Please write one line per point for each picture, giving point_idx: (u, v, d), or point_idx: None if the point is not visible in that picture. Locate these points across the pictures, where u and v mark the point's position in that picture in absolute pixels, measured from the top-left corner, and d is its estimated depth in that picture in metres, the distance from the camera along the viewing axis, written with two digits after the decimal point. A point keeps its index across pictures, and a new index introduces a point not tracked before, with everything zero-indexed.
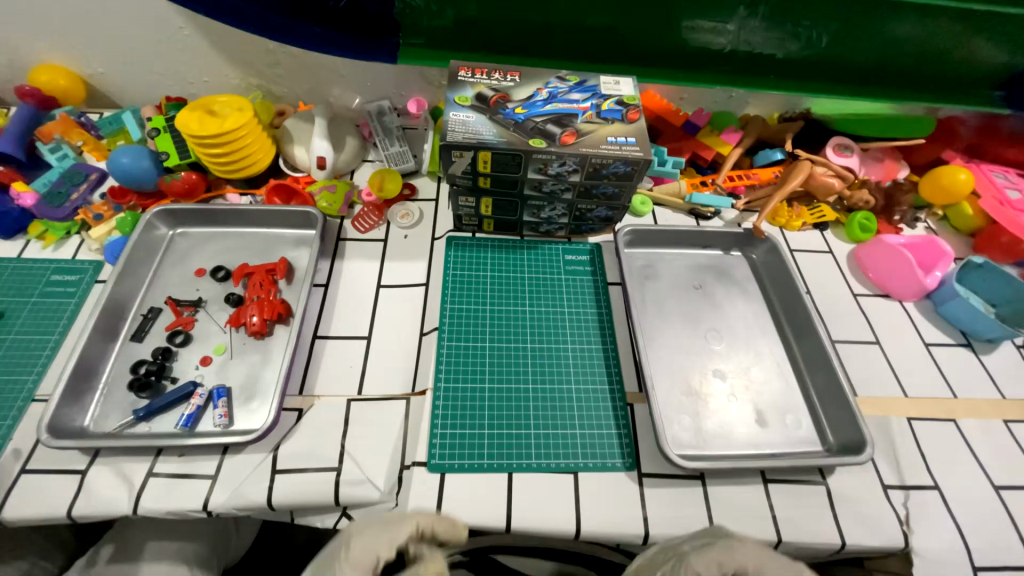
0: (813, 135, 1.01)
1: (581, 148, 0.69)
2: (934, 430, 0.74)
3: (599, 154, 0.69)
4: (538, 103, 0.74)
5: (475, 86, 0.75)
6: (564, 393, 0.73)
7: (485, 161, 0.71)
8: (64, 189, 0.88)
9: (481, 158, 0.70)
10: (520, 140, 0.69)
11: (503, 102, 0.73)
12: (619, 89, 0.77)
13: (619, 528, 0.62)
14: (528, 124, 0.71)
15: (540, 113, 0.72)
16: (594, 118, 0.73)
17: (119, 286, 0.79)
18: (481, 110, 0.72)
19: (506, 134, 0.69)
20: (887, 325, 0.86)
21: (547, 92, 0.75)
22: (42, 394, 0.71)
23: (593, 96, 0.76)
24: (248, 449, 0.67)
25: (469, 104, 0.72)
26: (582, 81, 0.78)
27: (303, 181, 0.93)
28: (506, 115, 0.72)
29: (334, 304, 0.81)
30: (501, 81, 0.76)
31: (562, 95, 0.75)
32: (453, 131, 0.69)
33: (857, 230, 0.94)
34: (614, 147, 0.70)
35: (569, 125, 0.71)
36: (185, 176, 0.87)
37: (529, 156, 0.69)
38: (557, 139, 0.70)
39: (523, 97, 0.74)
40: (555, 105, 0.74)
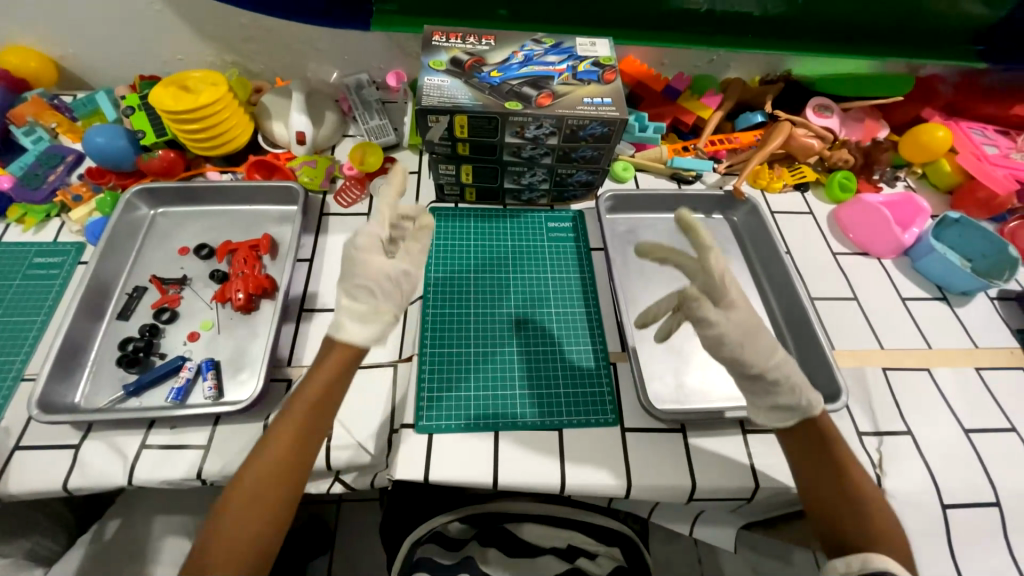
0: (794, 96, 1.01)
1: (557, 109, 0.69)
2: (909, 380, 0.77)
3: (575, 114, 0.69)
4: (513, 66, 0.73)
5: (450, 51, 0.74)
6: (548, 353, 0.74)
7: (462, 126, 0.71)
8: (40, 171, 0.87)
9: (458, 122, 0.70)
10: (495, 103, 0.69)
11: (478, 66, 0.73)
12: (596, 50, 0.77)
13: (602, 481, 0.64)
14: (504, 87, 0.71)
15: (516, 76, 0.72)
16: (570, 80, 0.73)
17: (101, 266, 0.79)
18: (456, 75, 0.71)
19: (482, 98, 0.69)
20: (866, 282, 0.87)
21: (523, 55, 0.75)
22: (31, 373, 0.72)
23: (569, 58, 0.76)
24: (239, 419, 0.69)
25: (444, 68, 0.72)
26: (558, 43, 0.77)
27: (283, 157, 0.92)
28: (482, 78, 0.71)
29: (319, 277, 0.82)
30: (475, 45, 0.76)
31: (538, 58, 0.75)
32: (428, 95, 0.69)
33: (837, 190, 0.95)
34: (590, 107, 0.70)
35: (545, 87, 0.71)
36: (163, 154, 0.86)
37: (506, 118, 0.69)
38: (533, 101, 0.70)
39: (499, 61, 0.74)
40: (531, 68, 0.73)
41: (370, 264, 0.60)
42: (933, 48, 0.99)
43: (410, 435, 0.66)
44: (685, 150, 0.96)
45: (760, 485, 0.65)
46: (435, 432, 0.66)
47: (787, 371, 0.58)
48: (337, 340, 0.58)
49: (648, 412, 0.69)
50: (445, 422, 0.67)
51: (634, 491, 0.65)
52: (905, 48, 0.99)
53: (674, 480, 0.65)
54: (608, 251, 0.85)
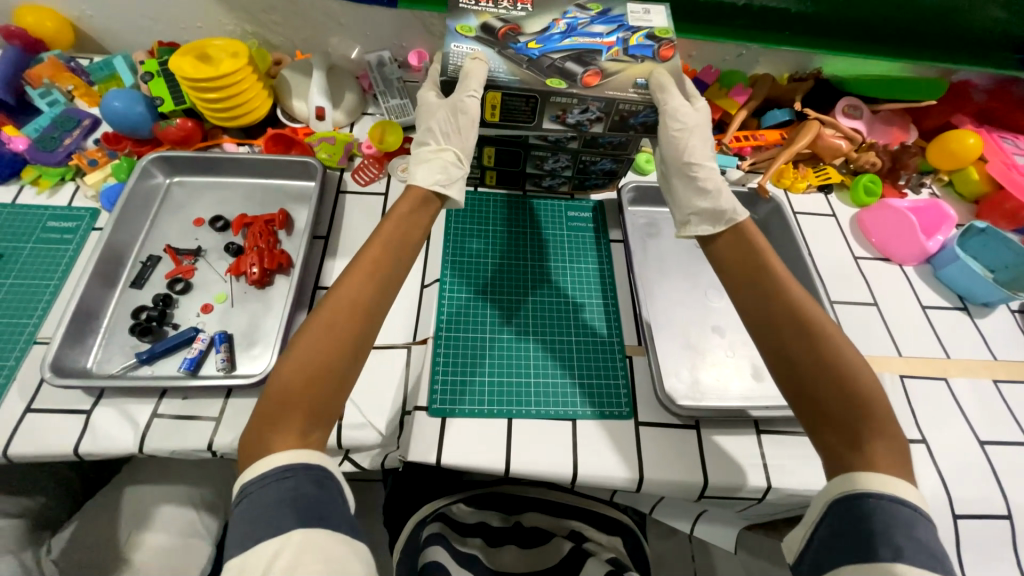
0: (822, 95, 0.99)
1: (606, 91, 0.67)
2: (925, 388, 0.76)
3: (626, 98, 0.67)
4: (554, 37, 0.70)
5: (480, 15, 0.71)
6: (563, 343, 0.74)
7: (493, 104, 0.69)
8: (56, 134, 0.86)
9: (490, 99, 0.68)
10: (536, 80, 0.67)
11: (514, 34, 0.70)
12: (650, 19, 0.74)
13: (613, 474, 0.64)
14: (544, 61, 0.68)
15: (557, 49, 0.69)
16: (620, 56, 0.70)
17: (116, 233, 0.78)
18: (488, 43, 0.69)
19: (520, 72, 0.67)
20: (887, 288, 0.86)
21: (565, 24, 0.72)
22: (44, 336, 0.71)
23: (619, 28, 0.72)
24: (252, 392, 0.69)
25: (473, 35, 0.70)
26: (605, 11, 0.74)
27: (301, 132, 0.91)
28: (518, 50, 0.69)
29: (334, 256, 0.81)
30: (510, 11, 0.72)
31: (582, 28, 0.72)
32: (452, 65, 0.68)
33: (862, 194, 0.93)
34: (643, 91, 0.68)
35: (591, 64, 0.68)
36: (181, 123, 0.85)
37: (546, 98, 0.67)
38: (577, 80, 0.67)
39: (536, 30, 0.71)
40: (572, 39, 0.70)
41: (434, 113, 0.69)
42: (976, 55, 0.95)
43: (423, 418, 0.65)
44: None
45: (772, 485, 0.65)
46: (448, 416, 0.66)
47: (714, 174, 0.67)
48: (410, 186, 0.65)
49: (662, 406, 0.69)
50: (458, 406, 0.66)
51: (646, 485, 0.64)
52: (945, 52, 0.95)
53: (686, 476, 0.64)
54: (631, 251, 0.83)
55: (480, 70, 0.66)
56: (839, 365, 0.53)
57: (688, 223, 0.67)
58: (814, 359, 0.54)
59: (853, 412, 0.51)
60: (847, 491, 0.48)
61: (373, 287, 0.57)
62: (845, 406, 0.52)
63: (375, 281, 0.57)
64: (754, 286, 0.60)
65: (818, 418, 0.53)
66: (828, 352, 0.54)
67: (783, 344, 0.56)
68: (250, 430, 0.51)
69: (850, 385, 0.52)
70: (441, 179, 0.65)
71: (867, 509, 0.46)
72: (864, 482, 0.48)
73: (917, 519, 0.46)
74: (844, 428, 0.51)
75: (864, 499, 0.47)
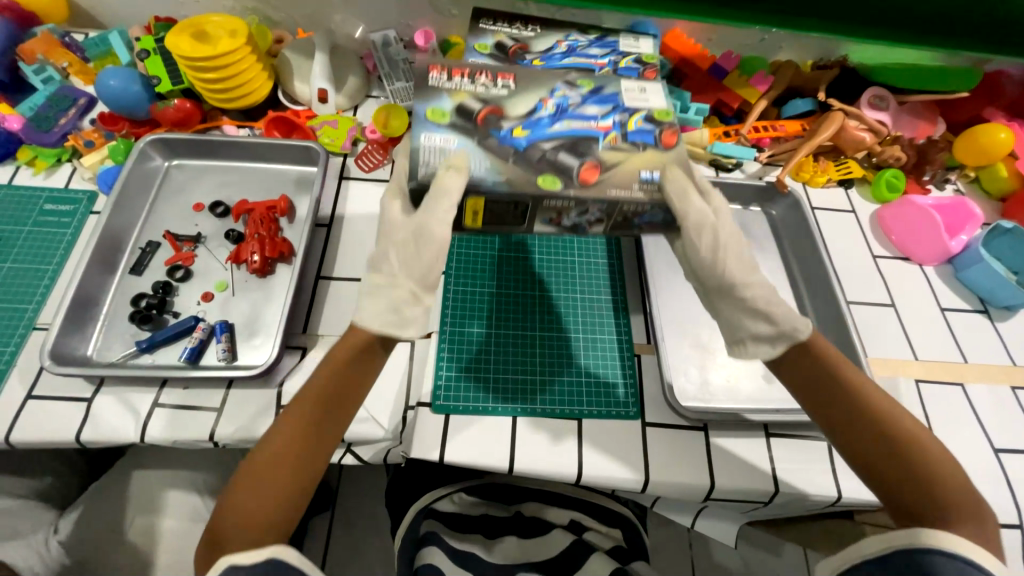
0: (848, 84, 0.93)
1: (607, 190, 0.54)
2: (941, 393, 0.74)
3: (623, 128, 0.62)
4: (544, 121, 0.57)
5: (455, 95, 0.57)
6: (570, 341, 0.72)
7: (475, 209, 0.56)
8: (51, 113, 0.83)
9: (471, 204, 0.55)
10: (522, 177, 0.53)
11: (495, 119, 0.56)
12: (639, 47, 0.74)
13: (619, 475, 0.63)
14: (533, 153, 0.55)
15: (548, 136, 0.55)
16: (619, 143, 0.57)
17: (114, 217, 0.76)
18: (467, 132, 0.55)
19: (505, 170, 0.54)
20: (905, 288, 0.84)
21: (554, 105, 0.58)
22: (43, 322, 0.70)
23: (614, 109, 0.60)
24: (253, 383, 0.68)
25: (446, 121, 0.56)
26: (598, 87, 0.61)
27: (303, 115, 0.87)
28: (502, 139, 0.55)
29: (337, 245, 0.79)
30: (489, 87, 0.59)
31: (574, 109, 0.59)
32: (425, 162, 0.54)
33: (883, 189, 0.90)
34: (646, 187, 0.55)
35: (588, 155, 0.55)
36: (179, 103, 0.82)
37: (539, 203, 0.54)
38: (573, 176, 0.54)
39: (522, 112, 0.57)
40: (564, 124, 0.57)
41: (399, 232, 0.57)
42: None
43: (426, 414, 0.64)
44: (726, 135, 0.91)
45: (780, 489, 0.64)
46: (452, 413, 0.65)
47: (758, 290, 0.57)
48: (353, 324, 0.54)
49: (671, 406, 0.67)
50: (462, 403, 0.65)
51: (651, 486, 0.64)
52: None
53: (692, 478, 0.63)
54: (648, 313, 0.75)
55: (456, 182, 0.52)
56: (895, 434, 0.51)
57: (743, 344, 0.58)
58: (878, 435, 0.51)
59: (920, 476, 0.49)
60: (909, 543, 0.47)
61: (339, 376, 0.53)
62: (909, 476, 0.50)
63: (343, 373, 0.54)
64: (795, 359, 0.56)
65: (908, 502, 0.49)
66: (881, 421, 0.52)
67: (832, 421, 0.54)
68: (200, 550, 0.49)
69: (912, 457, 0.50)
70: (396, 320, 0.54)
71: (923, 562, 0.46)
72: (927, 538, 0.47)
73: None
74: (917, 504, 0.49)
75: (920, 553, 0.47)
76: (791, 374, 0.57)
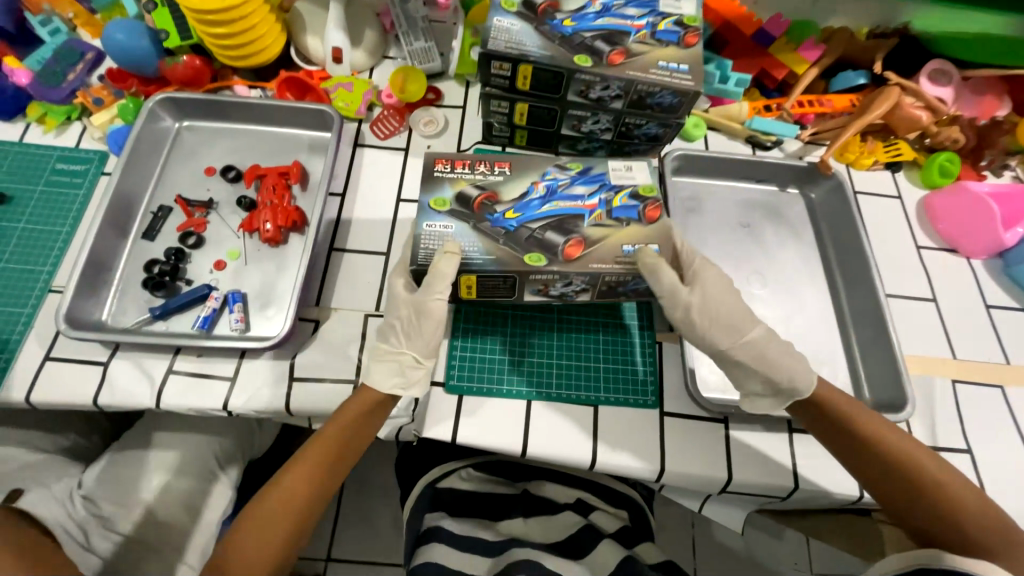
0: (907, 55, 0.85)
1: (591, 264, 0.59)
2: (978, 395, 0.70)
3: (646, 79, 0.64)
4: (589, 16, 0.66)
5: (455, 183, 0.63)
6: (590, 325, 0.69)
7: (525, 75, 0.66)
8: (58, 67, 0.80)
9: (521, 72, 0.65)
10: (564, 56, 0.64)
11: (490, 204, 0.61)
12: (679, 7, 0.68)
13: (633, 464, 0.62)
14: (524, 233, 0.59)
15: (591, 28, 0.65)
16: (604, 219, 0.61)
17: (125, 180, 0.74)
18: (464, 218, 0.61)
19: (551, 48, 0.64)
20: (949, 283, 0.78)
21: (544, 187, 0.63)
22: (58, 285, 0.70)
23: (650, 13, 0.68)
24: (265, 355, 0.67)
25: (515, 10, 0.66)
26: (586, 167, 0.65)
27: (317, 76, 0.83)
28: (554, 26, 0.65)
29: (351, 216, 0.76)
30: (487, 174, 0.64)
31: (616, 10, 0.67)
32: (495, 38, 0.64)
33: (935, 173, 0.83)
34: (664, 72, 0.64)
35: (574, 232, 0.59)
36: (188, 60, 0.78)
37: (572, 75, 0.64)
38: (558, 253, 0.58)
39: (515, 196, 0.62)
40: (553, 205, 0.61)
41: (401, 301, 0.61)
42: None
43: (439, 394, 0.64)
44: (767, 110, 0.84)
45: (799, 485, 0.62)
46: (466, 394, 0.64)
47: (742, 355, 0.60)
48: (364, 385, 0.61)
49: (692, 396, 0.65)
50: (476, 385, 0.65)
51: (665, 476, 0.62)
52: None
53: (708, 470, 0.62)
54: None
55: (453, 265, 0.57)
56: (909, 471, 0.56)
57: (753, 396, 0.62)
58: (897, 475, 0.56)
59: (936, 507, 0.54)
60: (930, 561, 0.53)
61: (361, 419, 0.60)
62: (924, 507, 0.55)
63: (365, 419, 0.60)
64: (812, 411, 0.60)
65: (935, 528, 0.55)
66: (896, 461, 0.56)
67: (850, 461, 0.58)
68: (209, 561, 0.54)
69: (925, 490, 0.55)
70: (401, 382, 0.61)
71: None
72: (948, 559, 0.52)
73: None
74: (936, 531, 0.54)
75: (935, 571, 0.52)
76: (807, 419, 0.61)
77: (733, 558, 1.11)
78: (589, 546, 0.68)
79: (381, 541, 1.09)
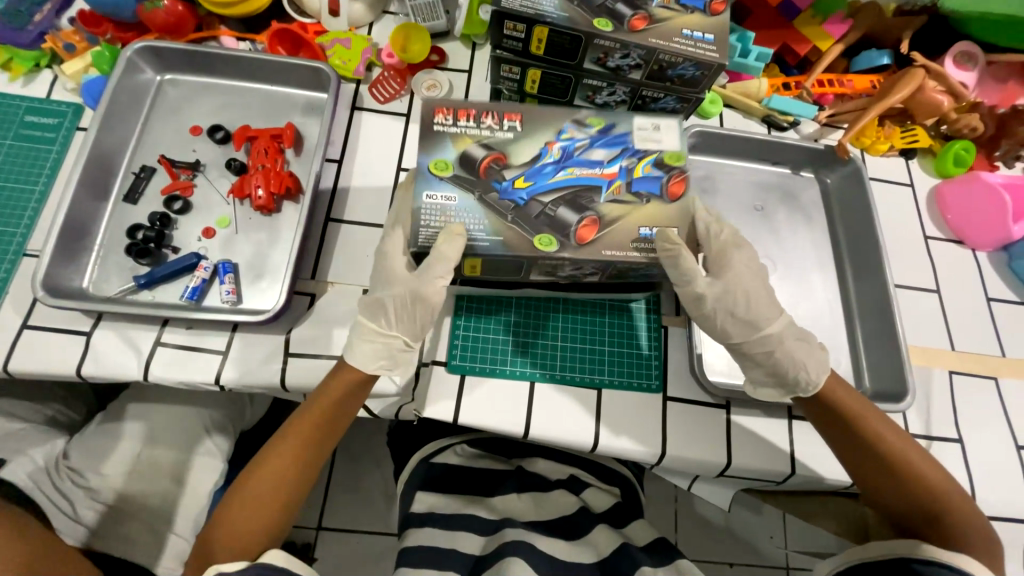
0: (933, 35, 0.81)
1: (602, 250, 0.56)
2: (973, 387, 0.71)
3: (669, 48, 0.60)
4: None
5: (459, 141, 0.58)
6: (597, 308, 0.67)
7: (540, 38, 0.61)
8: (23, 7, 0.73)
9: (536, 34, 0.61)
10: (583, 19, 0.59)
11: (497, 168, 0.58)
12: None
13: (635, 448, 0.62)
14: (533, 207, 0.56)
15: None
16: (622, 193, 0.58)
17: (103, 137, 0.68)
18: (468, 186, 0.57)
19: (569, 9, 0.59)
20: (953, 275, 0.78)
21: (560, 150, 0.59)
22: (33, 249, 0.65)
23: None
24: (259, 329, 0.64)
25: None
26: (608, 127, 0.61)
27: (312, 30, 0.77)
28: None
29: (349, 184, 0.72)
30: (494, 130, 0.59)
31: None
32: None
33: (949, 162, 0.81)
34: (688, 42, 0.60)
35: (588, 210, 0.57)
36: (169, 5, 0.71)
37: (590, 40, 0.60)
38: (570, 235, 0.56)
39: (526, 161, 0.58)
40: (567, 172, 0.58)
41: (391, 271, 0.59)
42: None
43: (441, 373, 0.63)
44: (786, 88, 0.81)
45: (796, 470, 0.63)
46: (468, 374, 0.63)
47: (770, 349, 0.59)
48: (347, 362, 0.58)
49: (696, 381, 0.65)
50: (479, 364, 0.63)
51: (666, 459, 0.63)
52: None
53: (707, 455, 0.62)
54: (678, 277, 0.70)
55: (455, 248, 0.54)
56: (911, 479, 0.56)
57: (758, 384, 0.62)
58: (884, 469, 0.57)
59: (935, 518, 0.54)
60: (909, 552, 0.53)
61: (341, 398, 0.58)
62: (910, 501, 0.56)
63: (344, 399, 0.58)
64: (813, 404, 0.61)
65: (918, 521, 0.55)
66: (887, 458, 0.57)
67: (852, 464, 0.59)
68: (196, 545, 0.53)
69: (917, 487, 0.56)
70: (386, 365, 0.59)
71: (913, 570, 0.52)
72: (928, 551, 0.52)
73: None
74: (926, 531, 0.55)
75: (911, 563, 0.53)
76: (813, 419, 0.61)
77: (715, 530, 1.15)
78: (579, 532, 0.69)
79: (373, 510, 1.10)
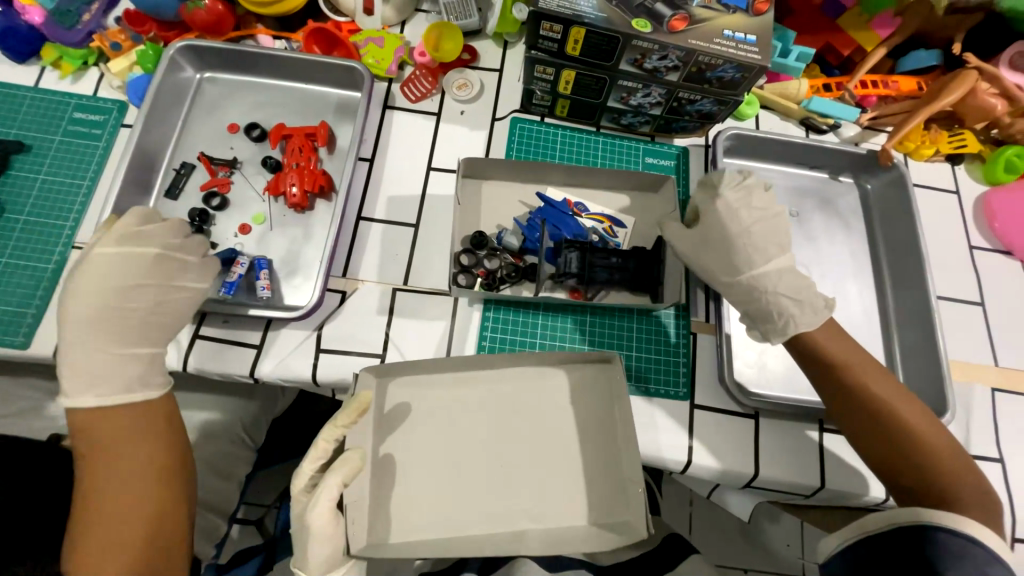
0: (989, 33, 0.77)
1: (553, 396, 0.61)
2: (1017, 406, 0.68)
3: (708, 50, 0.58)
4: None
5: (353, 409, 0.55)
6: (624, 339, 0.67)
7: (577, 39, 0.60)
8: (72, 7, 0.75)
9: (573, 35, 0.60)
10: (621, 19, 0.58)
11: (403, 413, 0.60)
12: None
13: (661, 453, 0.62)
14: (436, 409, 0.60)
15: None
16: (536, 399, 0.61)
17: (146, 134, 0.71)
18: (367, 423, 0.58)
19: (607, 8, 0.58)
20: (1000, 286, 0.75)
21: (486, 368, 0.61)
22: (81, 242, 0.68)
23: None
24: (292, 324, 0.66)
25: None
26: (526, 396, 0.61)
27: (346, 28, 0.77)
28: None
29: (379, 182, 0.73)
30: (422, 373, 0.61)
31: None
32: None
33: (1000, 170, 0.77)
34: (729, 44, 0.59)
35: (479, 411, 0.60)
36: (210, 4, 0.73)
37: (628, 42, 0.59)
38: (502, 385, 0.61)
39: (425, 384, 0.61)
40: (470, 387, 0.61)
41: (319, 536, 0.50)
42: None
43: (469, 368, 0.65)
44: (827, 89, 0.78)
45: (826, 486, 0.62)
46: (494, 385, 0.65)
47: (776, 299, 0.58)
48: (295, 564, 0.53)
49: (725, 391, 0.64)
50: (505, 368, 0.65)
51: (692, 468, 0.63)
52: None
53: (735, 464, 0.62)
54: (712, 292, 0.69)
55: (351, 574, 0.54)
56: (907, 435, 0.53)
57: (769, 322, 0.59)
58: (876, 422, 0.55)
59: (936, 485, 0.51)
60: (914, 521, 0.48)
61: None
62: (902, 455, 0.53)
63: None
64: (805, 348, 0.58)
65: (905, 467, 0.53)
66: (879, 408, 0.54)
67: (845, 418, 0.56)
68: None
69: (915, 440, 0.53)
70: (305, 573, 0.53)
71: (929, 540, 0.47)
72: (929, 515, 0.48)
73: (990, 563, 0.46)
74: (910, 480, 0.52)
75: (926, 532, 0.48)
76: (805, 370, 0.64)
77: (731, 536, 1.10)
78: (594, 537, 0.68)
79: None
